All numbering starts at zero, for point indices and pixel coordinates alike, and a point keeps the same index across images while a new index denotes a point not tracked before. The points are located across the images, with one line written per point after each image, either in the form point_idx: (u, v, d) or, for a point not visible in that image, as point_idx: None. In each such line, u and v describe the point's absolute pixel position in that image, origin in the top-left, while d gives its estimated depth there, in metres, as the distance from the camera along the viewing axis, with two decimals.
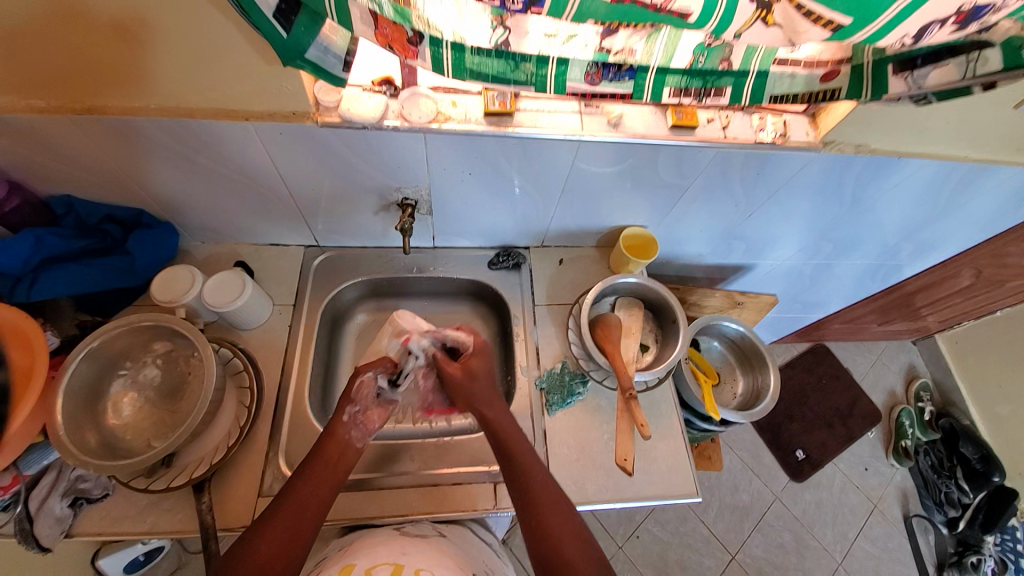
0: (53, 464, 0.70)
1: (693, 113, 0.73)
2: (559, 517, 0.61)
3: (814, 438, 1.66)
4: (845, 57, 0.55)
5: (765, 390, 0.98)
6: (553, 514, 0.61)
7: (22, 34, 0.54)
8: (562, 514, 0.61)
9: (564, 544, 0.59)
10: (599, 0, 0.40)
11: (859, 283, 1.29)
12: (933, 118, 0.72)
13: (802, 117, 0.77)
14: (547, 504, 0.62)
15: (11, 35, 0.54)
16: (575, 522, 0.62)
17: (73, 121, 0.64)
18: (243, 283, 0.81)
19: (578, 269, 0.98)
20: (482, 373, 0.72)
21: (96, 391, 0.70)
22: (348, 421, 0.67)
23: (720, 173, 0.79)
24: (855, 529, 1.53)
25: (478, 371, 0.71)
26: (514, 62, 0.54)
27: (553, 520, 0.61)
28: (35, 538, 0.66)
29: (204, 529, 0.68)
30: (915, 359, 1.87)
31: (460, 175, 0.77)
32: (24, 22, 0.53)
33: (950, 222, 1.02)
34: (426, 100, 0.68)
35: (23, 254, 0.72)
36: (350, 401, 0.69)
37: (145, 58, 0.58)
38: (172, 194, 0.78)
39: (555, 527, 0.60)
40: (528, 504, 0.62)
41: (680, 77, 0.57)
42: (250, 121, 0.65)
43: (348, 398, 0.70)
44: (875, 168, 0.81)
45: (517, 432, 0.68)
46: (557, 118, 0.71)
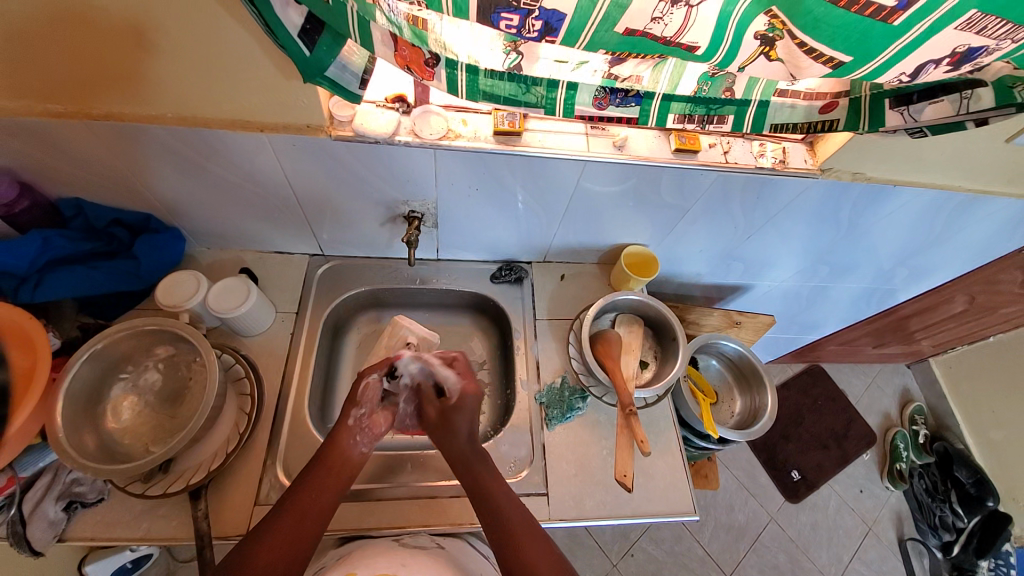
0: (48, 467, 0.70)
1: (696, 138, 0.75)
2: (541, 554, 0.61)
3: (809, 459, 1.66)
4: (843, 91, 0.57)
5: (762, 410, 0.99)
6: (535, 550, 0.61)
7: (47, 42, 0.56)
8: (545, 549, 0.61)
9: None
10: (611, 31, 0.42)
11: (855, 305, 1.30)
12: (928, 149, 0.74)
13: (801, 144, 0.79)
14: (526, 540, 0.62)
15: (34, 42, 0.55)
16: (556, 555, 0.62)
17: (89, 126, 0.65)
18: (248, 291, 0.82)
19: (579, 284, 0.99)
20: (464, 419, 0.72)
21: (97, 394, 0.70)
22: (353, 425, 0.70)
23: (721, 196, 0.81)
24: (850, 552, 1.52)
25: (458, 424, 0.71)
26: (526, 85, 0.56)
27: (535, 556, 0.60)
28: (27, 541, 0.65)
29: (200, 537, 0.67)
30: (910, 382, 1.88)
31: (467, 190, 0.79)
32: (48, 29, 0.54)
33: (944, 248, 1.04)
34: (436, 117, 0.70)
35: (30, 254, 0.72)
36: (355, 404, 0.72)
37: (165, 69, 0.60)
38: (183, 200, 0.79)
39: (538, 563, 0.60)
40: (510, 532, 0.62)
41: (685, 103, 0.59)
42: (265, 133, 0.67)
43: (354, 400, 0.72)
44: (871, 195, 0.83)
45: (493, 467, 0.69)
46: (563, 138, 0.73)
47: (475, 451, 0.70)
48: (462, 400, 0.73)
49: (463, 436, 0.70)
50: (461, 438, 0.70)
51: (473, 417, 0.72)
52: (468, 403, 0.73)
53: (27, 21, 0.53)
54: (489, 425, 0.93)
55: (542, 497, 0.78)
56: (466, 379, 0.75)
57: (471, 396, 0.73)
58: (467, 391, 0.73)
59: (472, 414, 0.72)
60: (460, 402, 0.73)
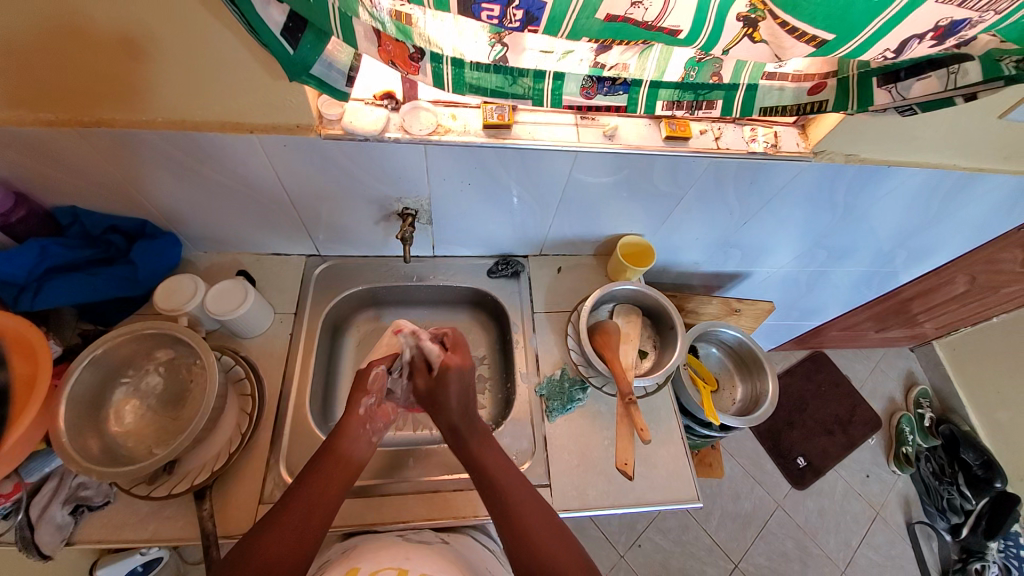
0: (54, 472, 0.70)
1: (686, 124, 0.75)
2: (538, 525, 0.63)
3: (815, 445, 1.66)
4: (831, 71, 0.57)
5: (763, 396, 0.99)
6: (542, 531, 0.63)
7: (36, 51, 0.56)
8: (541, 520, 0.64)
9: (546, 552, 0.61)
10: (593, 18, 0.42)
11: (854, 289, 1.30)
12: (921, 127, 0.74)
13: (793, 127, 0.78)
14: (525, 516, 0.64)
15: (23, 51, 0.56)
16: (554, 524, 0.64)
17: (81, 134, 0.65)
18: (246, 293, 0.82)
19: (576, 276, 0.99)
20: (452, 393, 0.71)
21: (99, 398, 0.71)
22: (362, 415, 0.71)
23: (714, 183, 0.81)
24: (857, 537, 1.52)
25: (446, 398, 0.71)
26: (512, 77, 0.56)
27: (533, 527, 0.63)
28: (36, 545, 0.66)
29: (206, 537, 0.68)
30: (913, 365, 1.87)
31: (459, 185, 0.79)
32: (37, 38, 0.55)
33: (942, 228, 1.04)
34: (426, 113, 0.70)
35: (28, 263, 0.73)
36: (365, 394, 0.72)
37: (154, 73, 0.60)
38: (177, 204, 0.80)
39: (536, 537, 0.62)
40: (509, 509, 0.64)
41: (673, 90, 0.59)
42: (255, 134, 0.67)
43: (363, 389, 0.73)
44: (865, 177, 0.83)
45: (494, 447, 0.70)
46: (553, 130, 0.73)
47: (466, 421, 0.71)
48: (445, 374, 0.71)
49: (455, 408, 0.71)
50: (454, 413, 0.71)
51: (461, 388, 0.72)
52: (453, 376, 0.71)
53: (16, 31, 0.54)
54: (490, 419, 0.93)
55: (545, 488, 0.78)
56: (450, 353, 0.73)
57: (456, 366, 0.72)
58: (450, 363, 0.72)
59: (459, 386, 0.71)
60: (444, 375, 0.71)
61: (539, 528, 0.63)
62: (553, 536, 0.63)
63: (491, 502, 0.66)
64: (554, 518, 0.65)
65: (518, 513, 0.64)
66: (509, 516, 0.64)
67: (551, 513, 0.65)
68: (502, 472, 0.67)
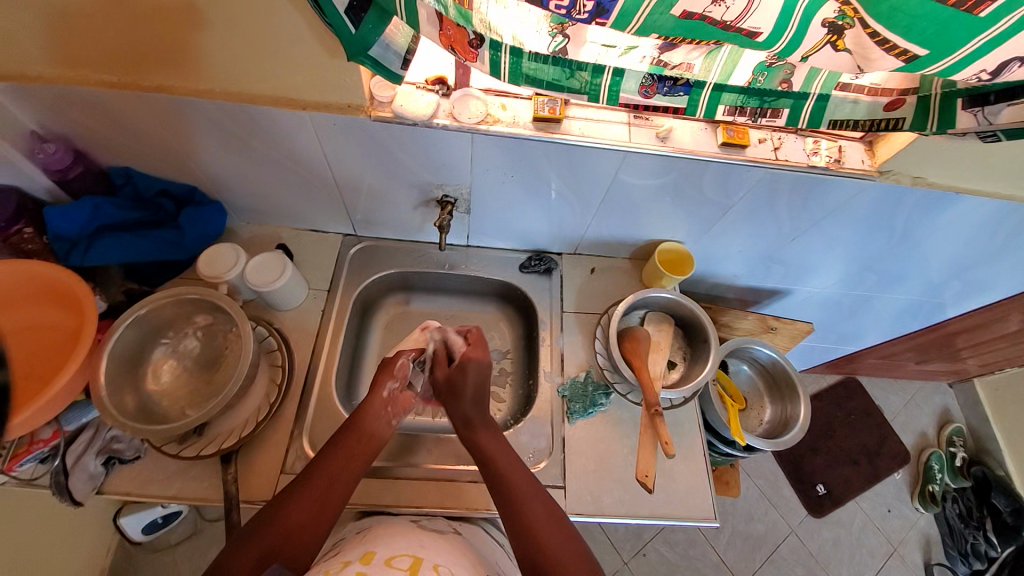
0: (91, 423, 0.73)
1: (745, 132, 0.71)
2: (539, 509, 0.62)
3: (838, 474, 1.60)
4: (912, 88, 0.53)
5: (793, 420, 0.95)
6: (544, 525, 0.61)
7: (103, 12, 0.57)
8: (542, 505, 0.63)
9: (542, 534, 0.60)
10: (667, 14, 0.40)
11: (900, 318, 1.23)
12: (998, 155, 0.69)
13: (858, 144, 0.74)
14: (527, 498, 0.63)
15: (94, 12, 0.57)
16: (555, 512, 0.63)
17: (140, 98, 0.67)
18: (284, 267, 0.84)
19: (610, 279, 0.97)
20: (470, 383, 0.71)
21: (139, 356, 0.73)
22: (386, 397, 0.70)
23: (766, 195, 0.78)
24: (873, 573, 1.47)
25: (464, 387, 0.71)
26: (570, 70, 0.54)
27: (531, 509, 0.62)
28: (69, 491, 0.69)
29: (228, 500, 0.70)
30: (952, 402, 1.78)
31: (501, 176, 0.78)
32: (107, 2, 0.56)
33: (1006, 264, 0.97)
34: (476, 101, 0.69)
35: (81, 220, 0.77)
36: (390, 377, 0.73)
37: (215, 44, 0.60)
38: (225, 174, 0.81)
39: (534, 518, 0.61)
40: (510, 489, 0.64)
41: (737, 94, 0.56)
42: (307, 110, 0.67)
43: (390, 372, 0.73)
44: (930, 202, 0.78)
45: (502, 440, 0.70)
46: (604, 127, 0.71)
47: (479, 411, 0.71)
48: (464, 365, 0.72)
49: (468, 398, 0.71)
50: (467, 404, 0.71)
51: (477, 380, 0.72)
52: (471, 367, 0.72)
53: None
54: (509, 414, 0.93)
55: (560, 490, 0.78)
56: (470, 346, 0.75)
57: (473, 360, 0.72)
58: (469, 355, 0.73)
59: (476, 377, 0.72)
60: (461, 365, 0.72)
61: (541, 521, 0.61)
62: (558, 532, 0.61)
63: (495, 492, 0.65)
64: (557, 513, 0.63)
65: (521, 502, 0.63)
66: (513, 506, 0.63)
67: (556, 508, 0.64)
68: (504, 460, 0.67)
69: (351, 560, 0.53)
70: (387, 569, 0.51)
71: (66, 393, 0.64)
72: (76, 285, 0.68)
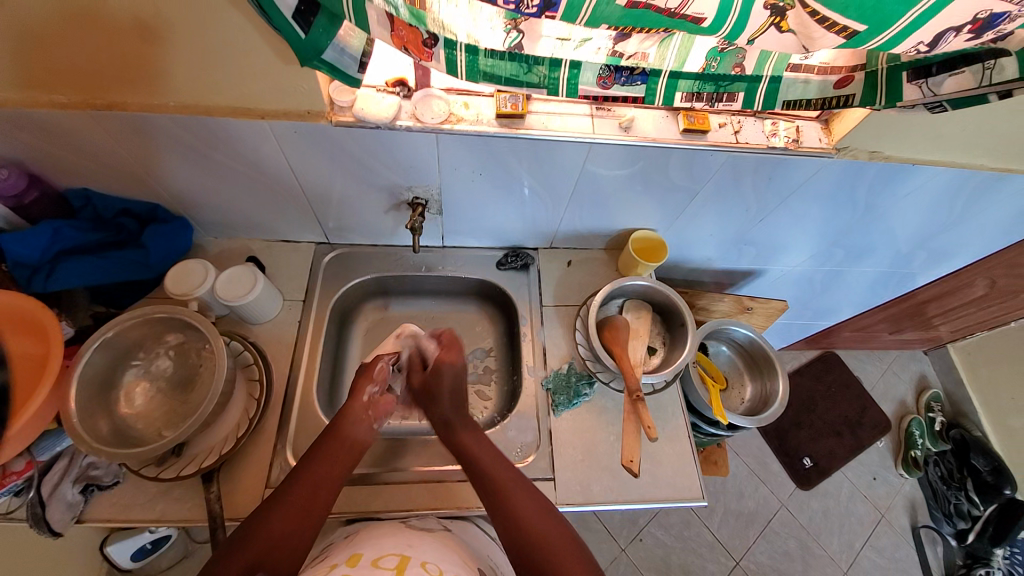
0: (65, 451, 0.71)
1: (705, 117, 0.73)
2: (531, 504, 0.63)
3: (822, 446, 1.64)
4: (859, 64, 0.55)
5: (773, 396, 0.98)
6: (534, 513, 0.62)
7: (43, 30, 0.56)
8: (534, 501, 0.64)
9: (533, 525, 0.61)
10: (612, 5, 0.41)
11: (870, 290, 1.27)
12: (948, 125, 0.71)
13: (815, 122, 0.76)
14: (517, 494, 0.64)
15: (39, 33, 0.56)
16: (546, 506, 0.64)
17: (91, 116, 0.65)
18: (256, 279, 0.82)
19: (586, 270, 0.98)
20: (445, 385, 0.74)
21: (110, 380, 0.72)
22: (365, 401, 0.71)
23: (731, 177, 0.79)
24: (862, 539, 1.51)
25: (439, 389, 0.74)
26: (527, 65, 0.54)
27: (523, 504, 0.63)
28: (47, 522, 0.67)
29: (213, 518, 0.69)
30: (926, 369, 1.84)
31: (470, 174, 0.78)
32: (47, 20, 0.54)
33: (964, 230, 1.01)
34: (438, 101, 0.69)
35: (42, 244, 0.74)
36: (370, 381, 0.74)
37: (165, 57, 0.59)
38: (189, 189, 0.80)
39: (525, 512, 0.62)
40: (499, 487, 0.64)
41: (692, 81, 0.57)
42: (266, 119, 0.66)
43: (368, 376, 0.74)
44: (887, 175, 0.81)
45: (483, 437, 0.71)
46: (568, 120, 0.71)
47: (457, 411, 0.73)
48: (438, 369, 0.75)
49: (446, 399, 0.73)
50: (445, 406, 0.73)
51: (452, 383, 0.74)
52: (446, 371, 0.75)
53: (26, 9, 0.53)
54: (496, 411, 0.93)
55: (549, 482, 0.78)
56: (443, 350, 0.77)
57: (447, 364, 0.75)
58: (443, 360, 0.76)
59: (450, 380, 0.74)
60: (436, 370, 0.75)
61: (530, 510, 0.62)
62: (549, 521, 0.62)
63: (481, 488, 0.65)
64: (544, 500, 0.64)
65: (508, 494, 0.63)
66: (500, 499, 0.63)
67: (542, 496, 0.65)
68: (486, 457, 0.68)
69: (338, 564, 0.53)
70: (373, 570, 0.51)
71: (38, 418, 0.63)
72: (42, 314, 0.66)
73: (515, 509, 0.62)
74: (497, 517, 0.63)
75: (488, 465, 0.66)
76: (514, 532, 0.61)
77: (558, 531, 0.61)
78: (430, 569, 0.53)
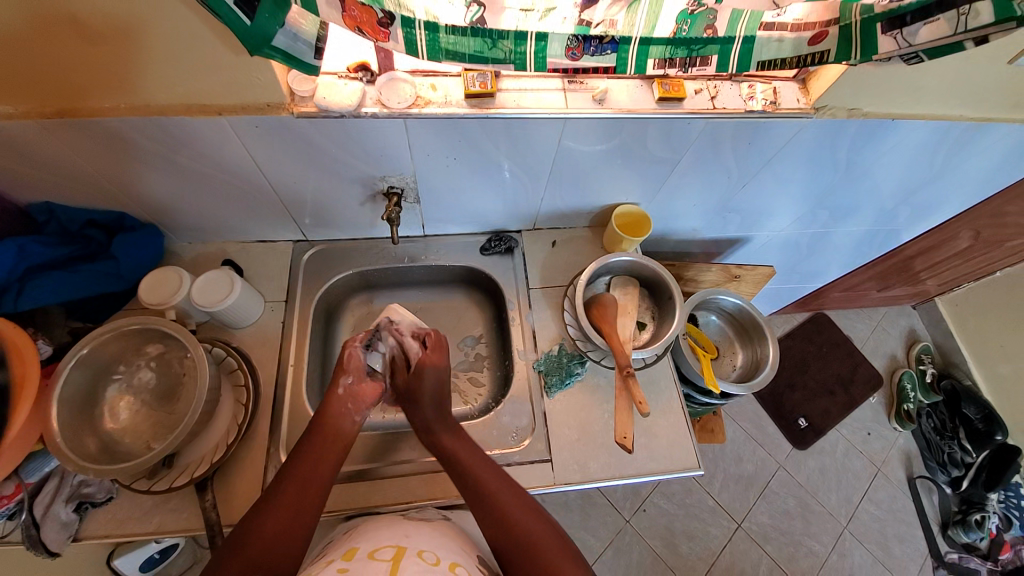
0: (55, 471, 0.70)
1: (680, 84, 0.71)
2: (512, 498, 0.63)
3: (817, 406, 1.67)
4: (833, 18, 0.53)
5: (763, 361, 0.98)
6: (523, 515, 0.62)
7: None
8: (515, 494, 0.64)
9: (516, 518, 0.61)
10: None
11: (857, 249, 1.27)
12: (927, 76, 0.70)
13: (793, 82, 0.74)
14: (499, 491, 0.64)
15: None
16: (528, 500, 0.64)
17: (43, 126, 0.62)
18: (233, 282, 0.80)
19: (572, 250, 0.97)
20: (427, 387, 0.73)
21: (92, 397, 0.70)
22: (342, 394, 0.70)
23: (710, 145, 0.78)
24: (859, 493, 1.55)
25: (423, 390, 0.72)
26: (491, 40, 0.52)
27: (505, 498, 0.63)
28: (43, 544, 0.66)
29: (211, 526, 0.68)
30: (916, 323, 1.86)
31: (445, 159, 0.75)
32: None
33: (947, 183, 1.01)
34: (405, 84, 0.66)
35: (7, 263, 0.71)
36: (343, 373, 0.72)
37: (110, 57, 0.56)
38: (155, 195, 0.77)
39: (509, 509, 0.62)
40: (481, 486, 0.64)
41: (664, 46, 0.55)
42: (224, 115, 0.63)
43: (342, 368, 0.72)
44: (869, 132, 0.79)
45: (461, 438, 0.70)
46: (540, 96, 0.69)
47: (439, 413, 0.72)
48: (421, 371, 0.73)
49: (427, 399, 0.72)
50: (427, 409, 0.71)
51: (436, 386, 0.73)
52: (427, 372, 0.73)
53: None
54: (490, 398, 0.92)
55: (546, 463, 0.78)
56: (427, 352, 0.75)
57: (429, 367, 0.73)
58: (426, 361, 0.74)
59: (433, 382, 0.73)
60: (419, 371, 0.73)
61: (518, 512, 0.62)
62: (538, 522, 0.62)
63: (466, 489, 0.65)
64: (530, 499, 0.64)
65: (496, 497, 0.63)
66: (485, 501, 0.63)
67: (527, 495, 0.65)
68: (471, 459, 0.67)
69: (334, 559, 0.53)
70: (369, 561, 0.51)
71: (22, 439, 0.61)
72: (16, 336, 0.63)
73: (504, 511, 0.62)
74: (483, 519, 0.62)
75: (475, 470, 0.65)
76: (502, 533, 0.61)
77: (546, 529, 0.61)
78: (427, 557, 0.53)
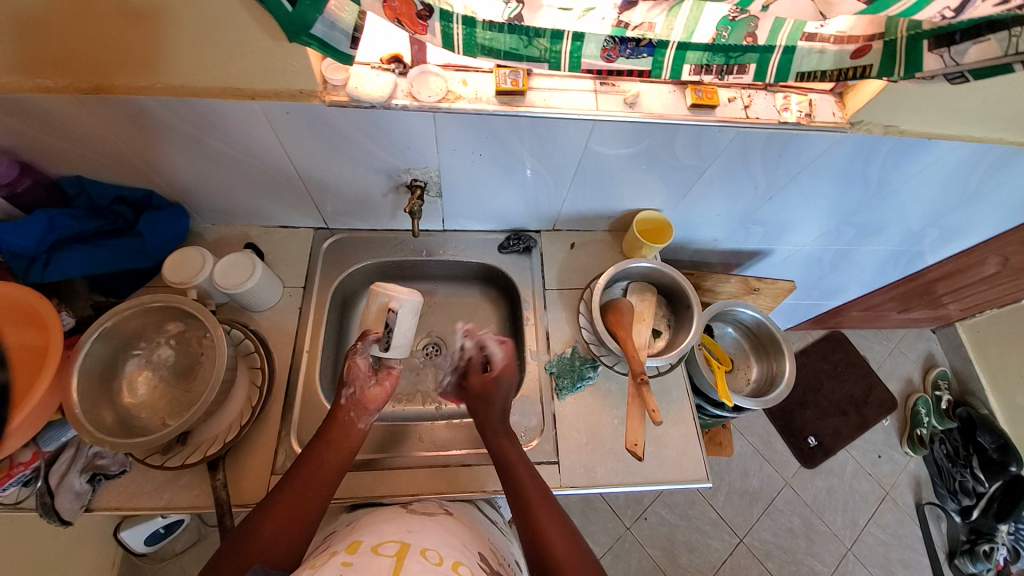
0: (70, 442, 0.71)
1: (714, 91, 0.70)
2: (541, 495, 0.65)
3: (827, 425, 1.64)
4: (877, 32, 0.52)
5: (779, 377, 0.96)
6: (545, 521, 0.61)
7: (36, 20, 0.54)
8: (543, 496, 0.65)
9: (540, 516, 0.62)
10: None
11: (880, 269, 1.25)
12: (968, 96, 0.68)
13: (829, 95, 0.73)
14: (530, 485, 0.66)
15: (29, 20, 0.54)
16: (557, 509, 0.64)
17: (79, 101, 0.63)
18: (253, 266, 0.81)
19: (590, 253, 0.96)
20: (495, 407, 0.76)
21: (112, 370, 0.71)
22: (346, 403, 0.71)
23: (741, 153, 0.76)
24: (865, 516, 1.52)
25: (490, 411, 0.75)
26: (528, 37, 0.52)
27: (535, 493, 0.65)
28: (56, 511, 0.67)
29: (220, 505, 0.69)
30: (934, 347, 1.82)
31: (470, 155, 0.75)
32: (40, 11, 0.53)
33: (979, 208, 0.98)
34: (435, 78, 0.67)
35: (37, 234, 0.73)
36: (344, 385, 0.73)
37: (151, 37, 0.57)
38: (187, 178, 0.78)
39: (536, 501, 0.64)
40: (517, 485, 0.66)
41: (702, 52, 0.54)
42: (256, 100, 0.64)
43: (343, 380, 0.74)
44: (903, 150, 0.78)
45: (516, 445, 0.72)
46: (569, 97, 0.69)
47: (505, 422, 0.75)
48: (485, 393, 0.77)
49: (496, 417, 0.75)
50: (495, 420, 0.74)
51: (502, 399, 0.77)
52: (499, 393, 0.77)
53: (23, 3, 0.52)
54: None
55: (553, 465, 0.78)
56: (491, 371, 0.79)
57: (504, 378, 0.78)
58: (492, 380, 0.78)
59: (501, 397, 0.77)
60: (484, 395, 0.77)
61: (542, 511, 0.62)
62: (557, 527, 0.61)
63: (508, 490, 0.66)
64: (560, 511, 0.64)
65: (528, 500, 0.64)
66: (519, 499, 0.64)
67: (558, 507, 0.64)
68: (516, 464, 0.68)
69: (338, 551, 0.53)
70: (373, 557, 0.51)
71: (26, 429, 0.61)
72: (52, 316, 0.64)
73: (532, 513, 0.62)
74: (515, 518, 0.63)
75: (514, 464, 0.68)
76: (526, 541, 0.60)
77: (566, 540, 0.60)
78: (430, 556, 0.53)
